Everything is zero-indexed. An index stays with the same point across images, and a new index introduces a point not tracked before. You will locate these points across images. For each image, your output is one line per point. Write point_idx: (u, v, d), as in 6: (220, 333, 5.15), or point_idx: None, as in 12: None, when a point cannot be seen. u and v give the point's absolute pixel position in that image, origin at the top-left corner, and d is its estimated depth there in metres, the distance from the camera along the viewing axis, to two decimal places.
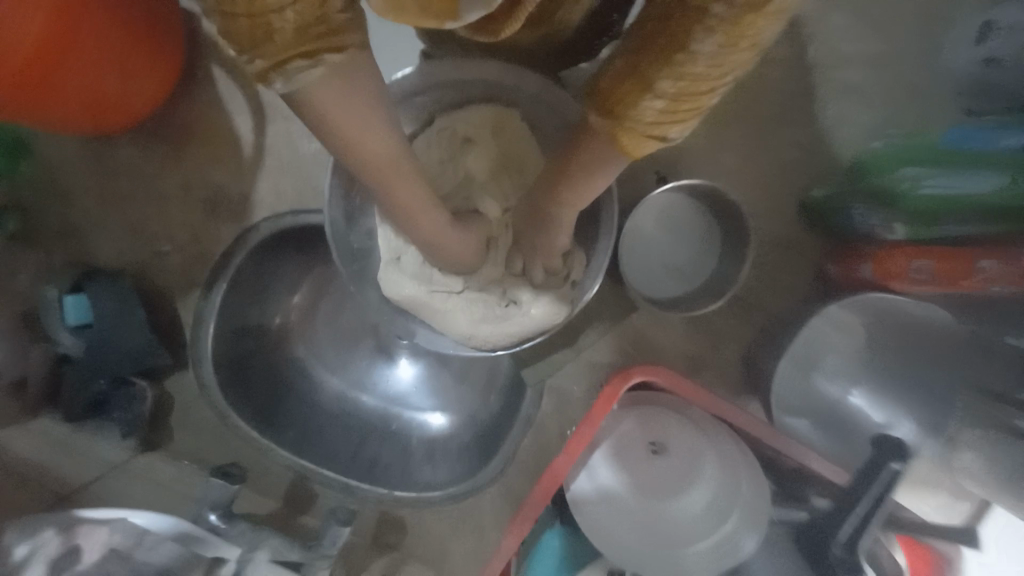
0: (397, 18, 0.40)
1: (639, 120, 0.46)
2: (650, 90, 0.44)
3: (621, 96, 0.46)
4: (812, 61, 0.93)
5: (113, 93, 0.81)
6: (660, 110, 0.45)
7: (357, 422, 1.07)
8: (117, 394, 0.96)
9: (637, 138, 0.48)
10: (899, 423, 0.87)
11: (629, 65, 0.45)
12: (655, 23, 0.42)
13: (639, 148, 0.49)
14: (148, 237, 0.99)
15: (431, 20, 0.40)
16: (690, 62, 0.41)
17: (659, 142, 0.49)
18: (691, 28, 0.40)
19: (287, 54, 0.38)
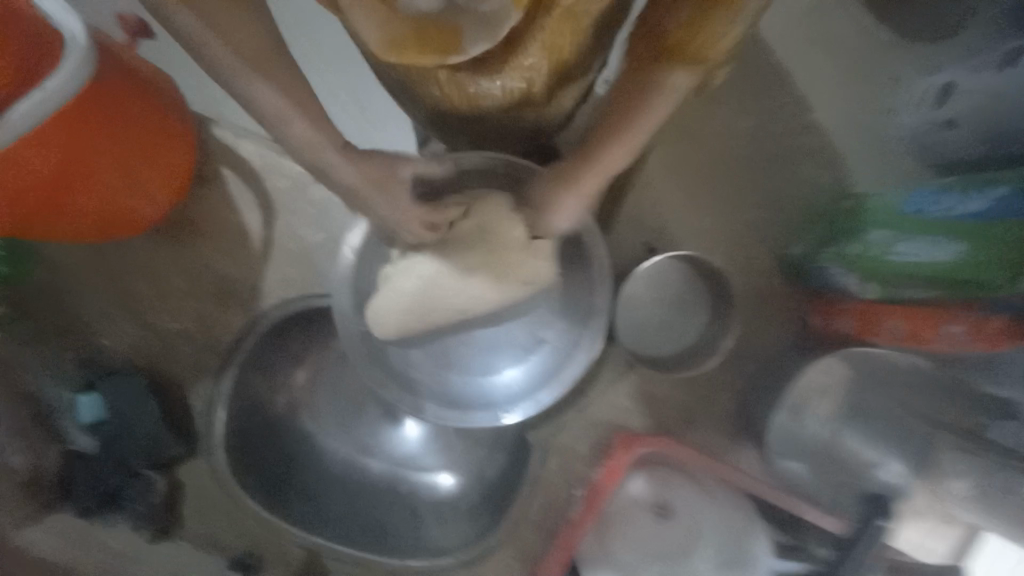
0: (399, 59, 0.45)
1: (719, 50, 0.45)
2: (723, 21, 0.43)
3: (703, 37, 0.44)
4: (777, 130, 1.01)
5: (130, 205, 0.85)
6: (740, 33, 0.45)
7: (367, 491, 1.09)
8: (129, 487, 0.96)
9: (680, 79, 0.47)
10: (891, 462, 0.92)
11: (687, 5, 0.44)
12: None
13: (675, 91, 0.48)
14: (157, 329, 1.02)
15: (430, 57, 0.45)
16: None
17: (688, 88, 0.48)
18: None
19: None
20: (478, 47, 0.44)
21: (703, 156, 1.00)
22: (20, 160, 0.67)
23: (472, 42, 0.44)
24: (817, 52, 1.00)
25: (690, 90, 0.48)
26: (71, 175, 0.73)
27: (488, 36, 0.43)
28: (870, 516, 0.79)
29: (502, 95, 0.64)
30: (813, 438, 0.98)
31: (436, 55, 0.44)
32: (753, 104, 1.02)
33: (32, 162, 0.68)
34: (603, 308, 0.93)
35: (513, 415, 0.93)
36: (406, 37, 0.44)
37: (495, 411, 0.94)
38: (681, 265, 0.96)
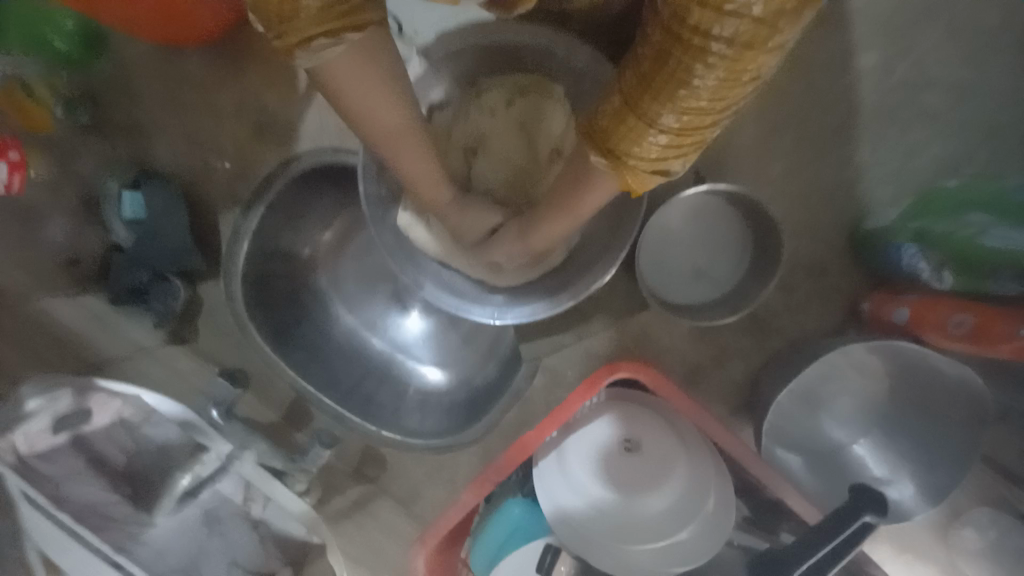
0: (407, 24, 0.44)
1: (642, 155, 0.48)
2: (652, 126, 0.45)
3: (620, 137, 0.48)
4: (898, 76, 0.84)
5: (187, 6, 0.87)
6: (662, 146, 0.47)
7: (361, 360, 1.13)
8: (155, 287, 1.03)
9: (638, 173, 0.50)
10: (899, 480, 0.85)
11: (622, 103, 0.46)
12: (648, 66, 0.41)
13: (641, 182, 0.51)
14: (201, 149, 1.06)
15: (426, 1, 0.42)
16: (691, 96, 0.41)
17: (660, 176, 0.51)
18: (690, 66, 0.39)
19: (312, 32, 0.43)
20: None
21: (791, 88, 0.86)
22: None
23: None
24: None
25: (662, 179, 0.50)
26: None
27: None
28: (854, 509, 0.70)
29: None
30: (824, 438, 0.91)
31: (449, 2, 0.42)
32: (879, 36, 0.84)
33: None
34: (630, 226, 0.85)
35: (507, 319, 0.91)
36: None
37: (490, 308, 0.92)
38: (728, 206, 0.87)
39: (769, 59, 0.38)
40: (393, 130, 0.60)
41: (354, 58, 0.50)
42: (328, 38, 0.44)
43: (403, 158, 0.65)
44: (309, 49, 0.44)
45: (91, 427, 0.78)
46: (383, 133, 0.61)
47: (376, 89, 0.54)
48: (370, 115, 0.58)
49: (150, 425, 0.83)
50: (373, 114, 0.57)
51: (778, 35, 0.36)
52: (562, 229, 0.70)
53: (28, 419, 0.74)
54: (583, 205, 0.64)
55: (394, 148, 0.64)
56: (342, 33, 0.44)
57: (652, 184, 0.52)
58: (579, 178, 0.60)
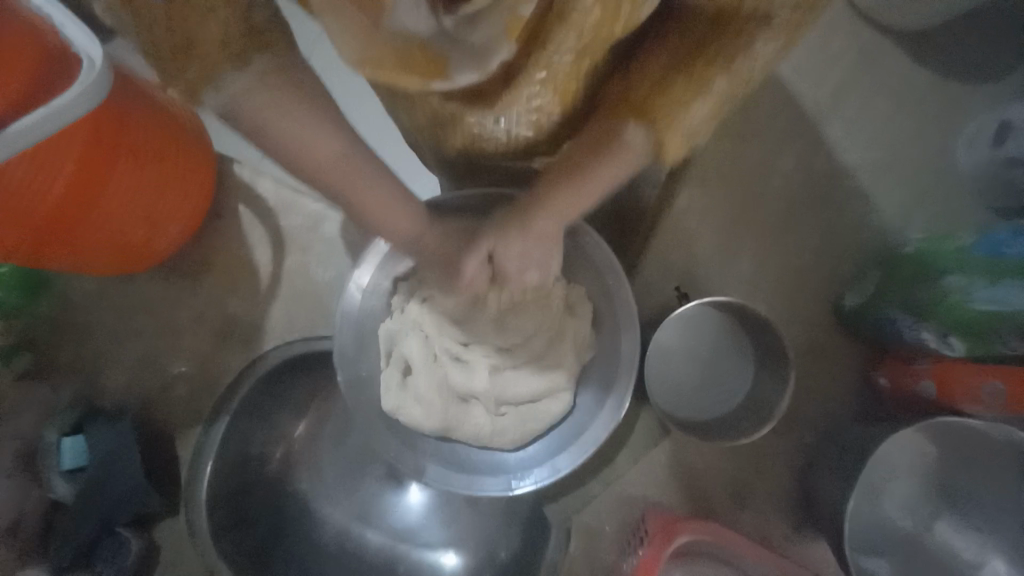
0: (371, 72, 0.38)
1: (687, 119, 0.50)
2: (701, 93, 0.49)
3: (665, 104, 0.51)
4: (822, 167, 0.93)
5: (138, 239, 0.87)
6: (707, 113, 0.51)
7: (360, 569, 0.94)
8: (103, 542, 0.87)
9: (676, 140, 0.52)
10: (991, 558, 0.75)
11: (668, 71, 0.51)
12: (696, 37, 0.49)
13: (677, 151, 0.54)
14: (157, 369, 0.98)
15: (414, 80, 0.39)
16: (743, 65, 0.47)
17: (690, 147, 0.54)
18: (746, 28, 0.46)
19: (218, 60, 0.40)
20: (468, 79, 0.39)
21: (735, 196, 0.92)
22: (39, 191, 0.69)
23: (457, 71, 0.38)
24: (857, 90, 0.95)
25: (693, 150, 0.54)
26: (80, 205, 0.74)
27: (481, 71, 0.39)
28: None
29: (505, 138, 0.68)
30: (895, 528, 0.82)
31: (418, 77, 0.38)
32: (794, 140, 0.94)
33: (47, 193, 0.70)
34: (631, 355, 0.82)
35: (526, 485, 0.80)
36: (386, 57, 0.37)
37: (505, 476, 0.82)
38: (718, 315, 0.86)
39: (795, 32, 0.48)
40: (332, 158, 0.52)
41: (271, 90, 0.45)
42: (238, 60, 0.41)
43: (370, 208, 0.59)
44: (215, 85, 0.41)
45: None
46: (320, 164, 0.52)
47: (299, 119, 0.48)
48: (303, 151, 0.50)
49: None
50: (306, 146, 0.50)
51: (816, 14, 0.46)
52: (566, 205, 0.63)
53: None
54: (594, 186, 0.60)
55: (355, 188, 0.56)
56: (250, 56, 0.41)
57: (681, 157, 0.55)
58: (602, 147, 0.57)
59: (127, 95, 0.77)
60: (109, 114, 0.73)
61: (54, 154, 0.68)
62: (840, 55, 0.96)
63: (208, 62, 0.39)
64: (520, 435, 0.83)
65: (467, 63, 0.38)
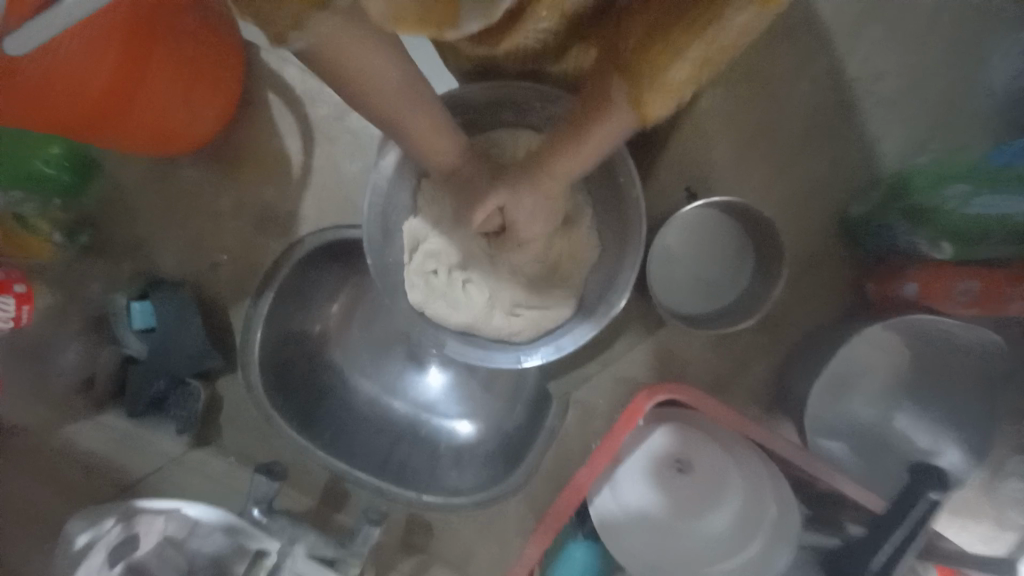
0: (398, 28, 0.45)
1: (667, 83, 0.58)
2: (677, 59, 0.56)
3: (649, 65, 0.57)
4: (853, 74, 0.91)
5: (178, 121, 0.91)
6: (687, 74, 0.57)
7: (390, 427, 1.12)
8: (175, 393, 1.04)
9: (665, 98, 0.59)
10: (945, 447, 0.86)
11: (646, 36, 0.57)
12: (661, 18, 0.56)
13: (665, 107, 0.61)
14: (204, 249, 1.08)
15: (428, 30, 0.45)
16: (717, 32, 0.55)
17: (678, 101, 0.61)
18: (719, 10, 0.53)
19: (292, 9, 0.46)
20: (474, 22, 0.46)
21: (757, 99, 0.92)
22: (87, 71, 0.72)
23: (467, 19, 0.45)
24: None
25: (681, 102, 0.61)
26: (124, 86, 0.77)
27: (484, 16, 0.45)
28: (915, 487, 0.71)
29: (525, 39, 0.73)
30: (863, 421, 0.92)
31: (434, 30, 0.45)
32: (829, 40, 0.90)
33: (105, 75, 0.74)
34: (637, 248, 0.88)
35: (534, 359, 0.91)
36: (408, 11, 0.43)
37: (515, 352, 0.92)
38: (723, 217, 0.91)
39: (766, 15, 0.53)
40: (397, 88, 0.66)
41: (343, 26, 0.53)
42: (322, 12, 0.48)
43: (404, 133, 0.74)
44: (300, 27, 0.48)
45: (142, 552, 0.77)
46: (377, 104, 0.67)
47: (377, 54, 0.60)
48: (367, 81, 0.62)
49: (198, 537, 0.80)
50: (373, 77, 0.62)
51: (775, 0, 0.51)
52: (574, 162, 0.77)
53: (85, 557, 0.73)
54: (594, 143, 0.73)
55: (404, 111, 0.70)
56: (320, 11, 0.48)
57: (671, 109, 0.63)
58: (606, 103, 0.67)
59: None
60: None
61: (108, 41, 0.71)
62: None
63: (283, 4, 0.45)
64: (535, 330, 0.93)
65: (476, 10, 0.45)
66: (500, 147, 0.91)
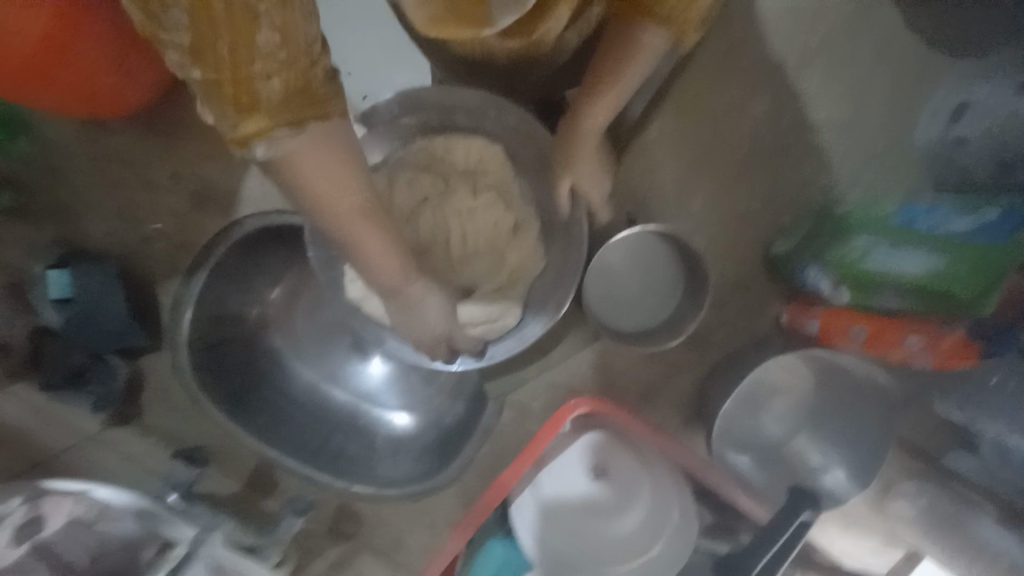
0: (436, 32, 0.45)
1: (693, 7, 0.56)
2: None
3: None
4: (790, 117, 0.97)
5: (110, 83, 0.84)
6: None
7: (326, 415, 1.11)
8: (94, 369, 0.99)
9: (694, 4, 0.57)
10: (835, 467, 0.95)
11: None
12: None
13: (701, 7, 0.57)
14: (135, 221, 1.03)
15: (465, 27, 0.44)
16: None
17: None
18: None
19: (272, 125, 0.46)
20: (509, 18, 0.44)
21: (703, 130, 0.96)
22: (17, 26, 0.70)
23: (501, 11, 0.43)
24: (848, 44, 0.96)
25: None
26: (56, 44, 0.74)
27: (520, 6, 0.43)
28: (793, 508, 0.79)
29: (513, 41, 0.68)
30: (766, 437, 1.00)
31: (468, 28, 0.43)
32: (772, 83, 0.96)
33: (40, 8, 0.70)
34: (578, 269, 0.90)
35: (465, 366, 0.90)
36: (441, 11, 0.42)
37: (455, 355, 0.92)
38: (661, 242, 0.96)
39: None
40: (350, 210, 0.58)
41: (310, 138, 0.49)
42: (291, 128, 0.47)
43: (370, 250, 0.63)
44: (267, 140, 0.46)
45: (49, 532, 0.77)
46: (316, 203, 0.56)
47: (329, 168, 0.53)
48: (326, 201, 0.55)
49: (107, 521, 0.79)
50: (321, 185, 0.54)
51: None
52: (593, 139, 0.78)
53: None
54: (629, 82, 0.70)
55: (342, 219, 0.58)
56: (306, 123, 0.47)
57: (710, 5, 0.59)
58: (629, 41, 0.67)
59: None
60: None
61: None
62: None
63: (256, 101, 0.44)
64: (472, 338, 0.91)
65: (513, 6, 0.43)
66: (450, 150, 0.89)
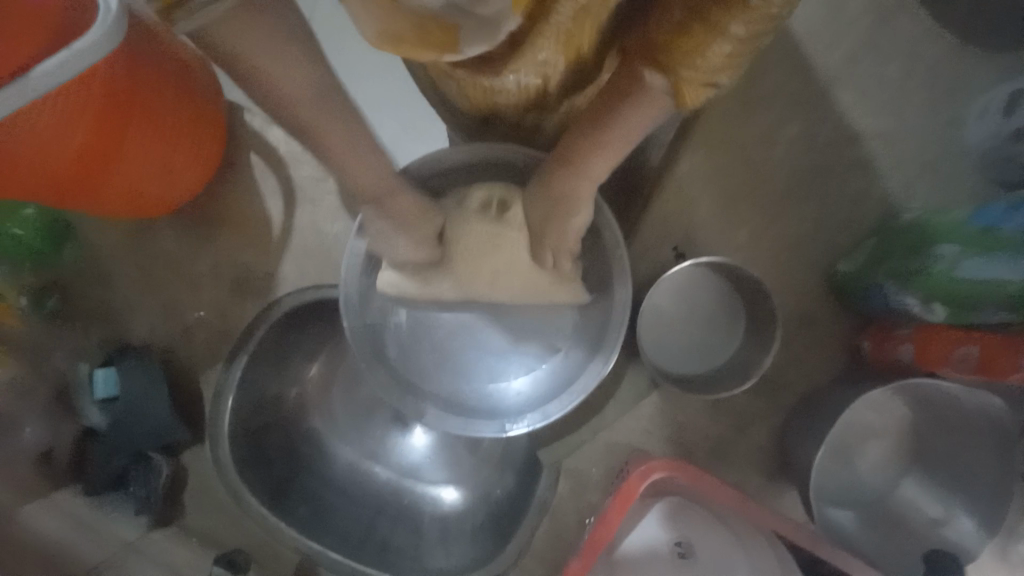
0: (395, 50, 0.43)
1: (704, 67, 0.42)
2: (717, 36, 0.40)
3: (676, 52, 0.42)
4: (829, 135, 0.93)
5: (154, 188, 0.90)
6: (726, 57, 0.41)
7: (370, 500, 1.03)
8: (134, 469, 0.96)
9: (692, 87, 0.44)
10: (958, 518, 0.80)
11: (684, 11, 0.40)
12: None
13: (691, 98, 0.45)
14: (176, 313, 1.04)
15: (429, 52, 0.43)
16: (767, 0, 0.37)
17: (709, 91, 0.44)
18: None
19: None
20: (476, 50, 0.43)
21: (737, 158, 0.93)
22: (60, 141, 0.73)
23: (470, 43, 0.43)
24: (878, 56, 0.94)
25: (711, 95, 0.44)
26: (97, 157, 0.78)
27: (487, 42, 0.43)
28: None
29: (516, 91, 0.67)
30: (868, 489, 0.87)
31: (433, 52, 0.43)
32: (803, 103, 0.93)
33: (83, 136, 0.74)
34: (624, 312, 0.87)
35: (518, 428, 0.86)
36: (406, 32, 0.41)
37: (500, 421, 0.88)
38: (714, 278, 0.90)
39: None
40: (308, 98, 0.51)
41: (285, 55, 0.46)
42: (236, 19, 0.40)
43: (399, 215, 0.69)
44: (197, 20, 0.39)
45: None
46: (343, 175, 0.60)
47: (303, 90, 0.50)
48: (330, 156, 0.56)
49: None
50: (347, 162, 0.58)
51: None
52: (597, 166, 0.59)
53: None
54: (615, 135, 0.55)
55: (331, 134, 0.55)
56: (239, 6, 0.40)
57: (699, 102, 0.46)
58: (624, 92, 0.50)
59: (145, 48, 0.77)
60: (124, 70, 0.74)
61: (85, 100, 0.71)
62: (858, 13, 0.94)
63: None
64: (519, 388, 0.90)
65: (478, 37, 0.42)
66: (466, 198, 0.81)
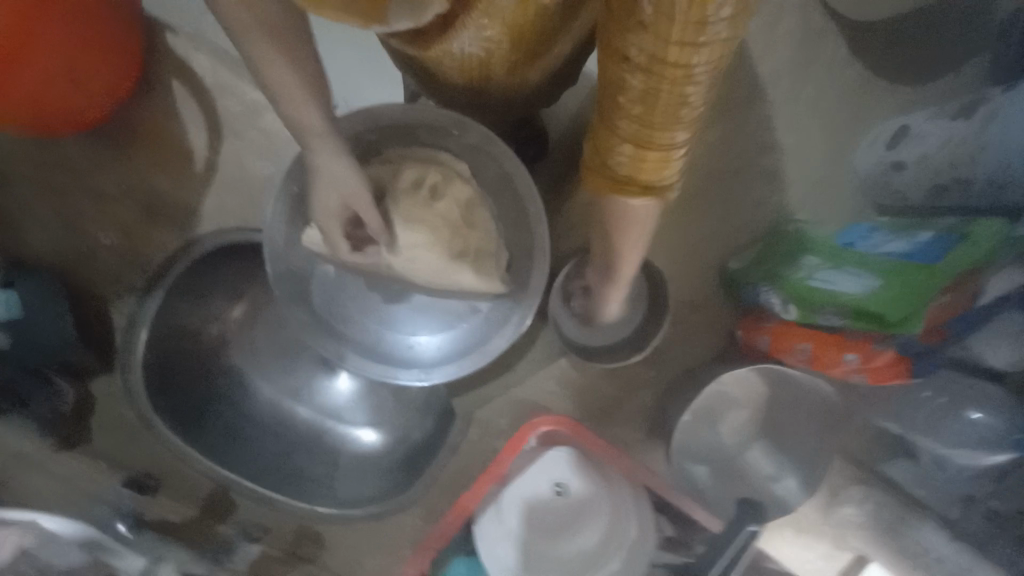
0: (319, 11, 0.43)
1: (649, 165, 0.49)
2: (667, 145, 0.47)
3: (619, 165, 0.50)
4: (737, 144, 1.03)
5: (79, 105, 0.88)
6: (675, 160, 0.50)
7: (284, 435, 1.06)
8: (37, 390, 0.94)
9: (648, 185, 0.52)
10: (786, 477, 0.98)
11: (633, 133, 0.47)
12: (642, 100, 0.44)
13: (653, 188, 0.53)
14: (83, 236, 1.01)
15: (356, 21, 0.44)
16: (692, 110, 0.43)
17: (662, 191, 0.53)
18: (683, 88, 0.41)
19: None
20: (403, 23, 0.48)
21: None
22: None
23: (395, 18, 0.46)
24: (791, 76, 1.04)
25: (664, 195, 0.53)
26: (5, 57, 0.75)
27: (412, 18, 0.48)
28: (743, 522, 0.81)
29: (459, 57, 0.64)
30: (722, 447, 1.03)
31: (358, 21, 0.44)
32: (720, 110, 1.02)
33: None
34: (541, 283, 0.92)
35: (432, 378, 0.93)
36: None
37: (417, 370, 0.94)
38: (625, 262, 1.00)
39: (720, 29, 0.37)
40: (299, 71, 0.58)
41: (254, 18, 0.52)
42: None
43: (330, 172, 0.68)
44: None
45: None
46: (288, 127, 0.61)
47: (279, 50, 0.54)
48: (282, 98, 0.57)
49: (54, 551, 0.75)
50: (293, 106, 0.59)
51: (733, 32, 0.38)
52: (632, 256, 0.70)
53: None
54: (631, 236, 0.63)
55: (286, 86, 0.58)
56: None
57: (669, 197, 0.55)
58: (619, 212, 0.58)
59: None
60: None
61: None
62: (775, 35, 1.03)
63: None
64: (436, 347, 0.95)
65: (405, 14, 0.47)
66: (400, 173, 0.85)
